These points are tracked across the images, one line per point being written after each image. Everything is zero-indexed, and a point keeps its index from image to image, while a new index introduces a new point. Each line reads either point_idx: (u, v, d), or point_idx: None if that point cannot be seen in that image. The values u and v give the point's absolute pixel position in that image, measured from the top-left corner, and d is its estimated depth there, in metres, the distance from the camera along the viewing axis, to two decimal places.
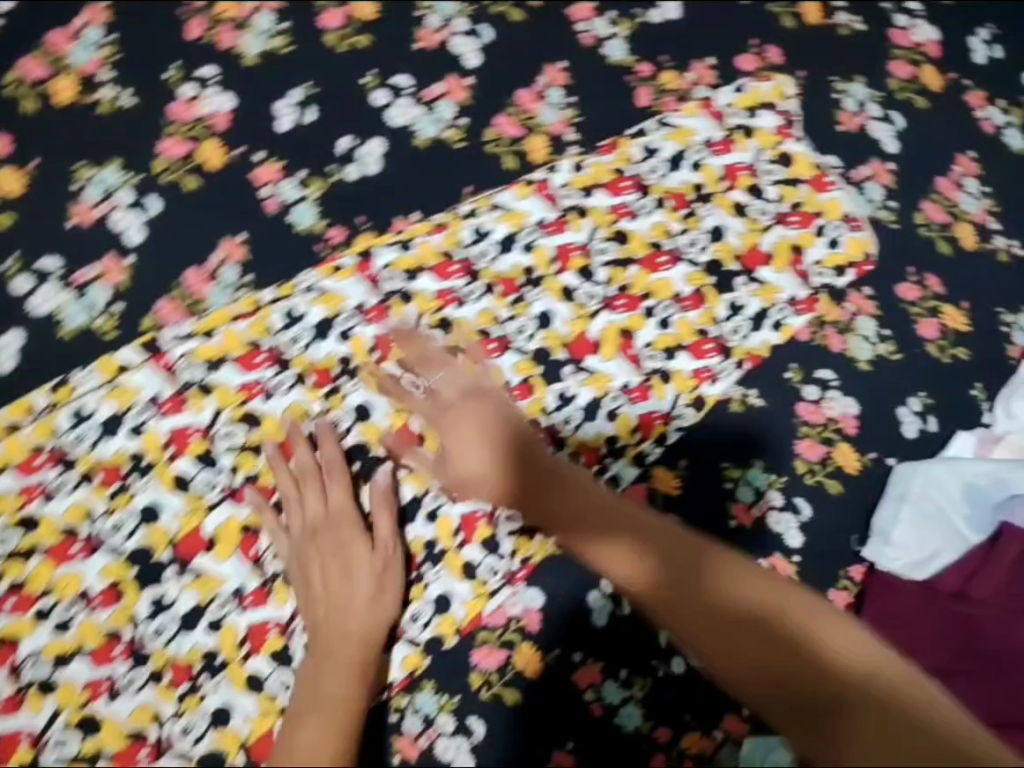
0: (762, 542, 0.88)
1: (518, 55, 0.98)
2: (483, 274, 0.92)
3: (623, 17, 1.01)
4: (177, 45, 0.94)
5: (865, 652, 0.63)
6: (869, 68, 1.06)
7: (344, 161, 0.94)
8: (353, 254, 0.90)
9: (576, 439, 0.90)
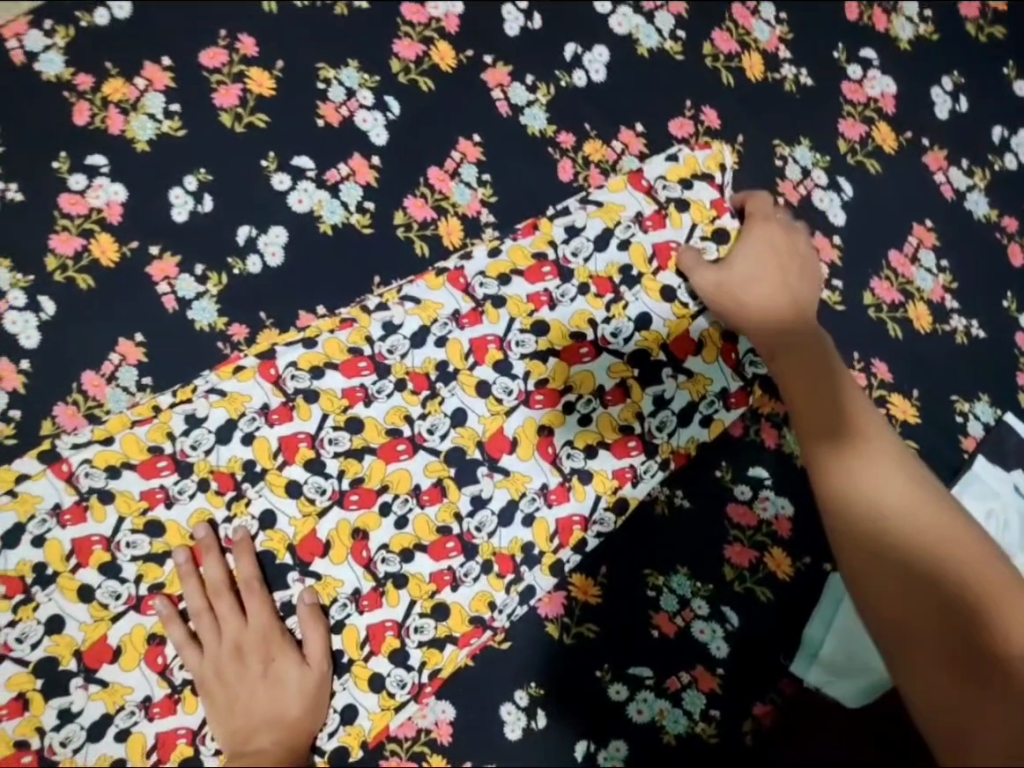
0: (684, 654, 0.86)
1: (428, 132, 0.92)
2: (394, 370, 0.87)
3: (542, 83, 0.94)
4: (65, 130, 0.88)
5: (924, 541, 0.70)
6: (818, 127, 0.96)
7: (246, 252, 0.89)
8: (255, 354, 0.85)
9: (488, 547, 0.85)
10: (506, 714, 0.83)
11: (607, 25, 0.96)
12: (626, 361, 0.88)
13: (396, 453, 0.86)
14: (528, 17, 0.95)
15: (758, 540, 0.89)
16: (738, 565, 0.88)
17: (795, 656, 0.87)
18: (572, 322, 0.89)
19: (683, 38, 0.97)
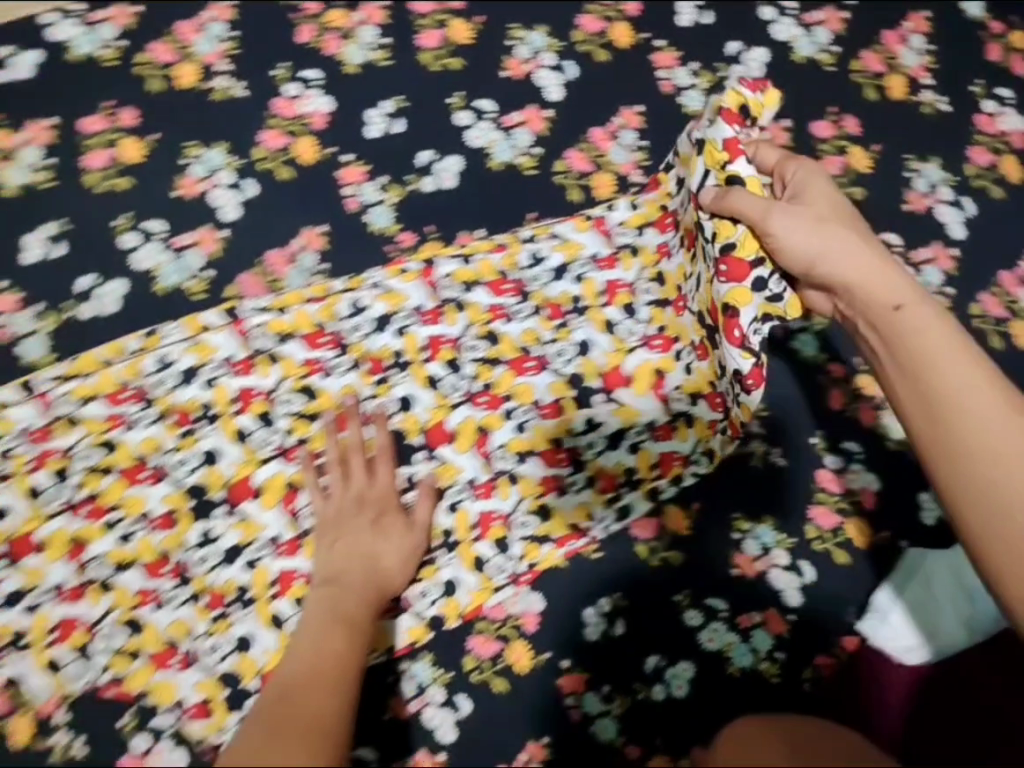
0: (760, 594, 0.91)
1: (597, 97, 1.04)
2: (534, 296, 0.96)
3: (704, 71, 1.06)
4: (290, 46, 1.03)
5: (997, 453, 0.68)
6: (948, 147, 1.05)
7: (422, 172, 1.01)
8: (418, 260, 0.95)
9: (595, 463, 0.93)
10: (587, 614, 0.89)
11: (769, 30, 1.08)
12: (699, 323, 0.93)
13: (524, 368, 0.94)
14: (700, 14, 1.08)
15: (842, 506, 0.94)
16: (821, 526, 0.94)
17: (865, 615, 0.91)
18: (677, 275, 0.96)
19: (836, 51, 1.08)
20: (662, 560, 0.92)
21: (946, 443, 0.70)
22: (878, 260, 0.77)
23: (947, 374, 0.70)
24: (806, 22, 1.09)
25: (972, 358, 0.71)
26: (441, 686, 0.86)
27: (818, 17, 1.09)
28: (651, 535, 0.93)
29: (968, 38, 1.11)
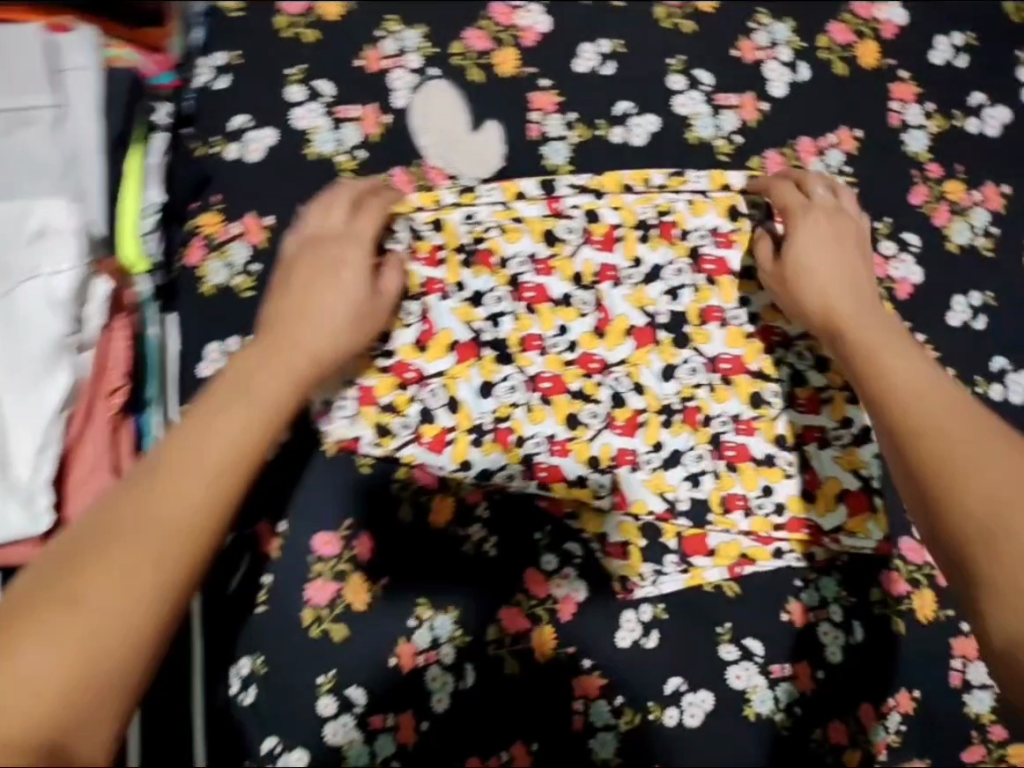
0: (406, 691, 0.80)
1: (479, 105, 0.86)
2: (281, 150, 0.84)
3: (581, 123, 0.86)
4: (250, 30, 0.85)
5: (925, 394, 0.70)
6: (971, 167, 0.89)
7: (230, 138, 0.83)
8: (227, 168, 0.83)
9: (298, 526, 0.81)
10: (332, 734, 0.79)
11: (670, 100, 0.87)
12: (466, 306, 0.83)
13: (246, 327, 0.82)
14: (602, 63, 0.87)
15: (538, 612, 0.82)
16: (505, 628, 0.82)
17: (644, 735, 0.81)
18: (446, 275, 0.83)
19: (739, 143, 0.87)
20: (444, 697, 0.80)
21: (943, 483, 0.64)
22: (887, 337, 0.75)
23: (957, 439, 0.65)
24: (755, 56, 0.88)
25: (978, 418, 0.67)
26: None
27: (731, 99, 0.87)
28: (406, 671, 0.80)
29: (953, 99, 0.90)
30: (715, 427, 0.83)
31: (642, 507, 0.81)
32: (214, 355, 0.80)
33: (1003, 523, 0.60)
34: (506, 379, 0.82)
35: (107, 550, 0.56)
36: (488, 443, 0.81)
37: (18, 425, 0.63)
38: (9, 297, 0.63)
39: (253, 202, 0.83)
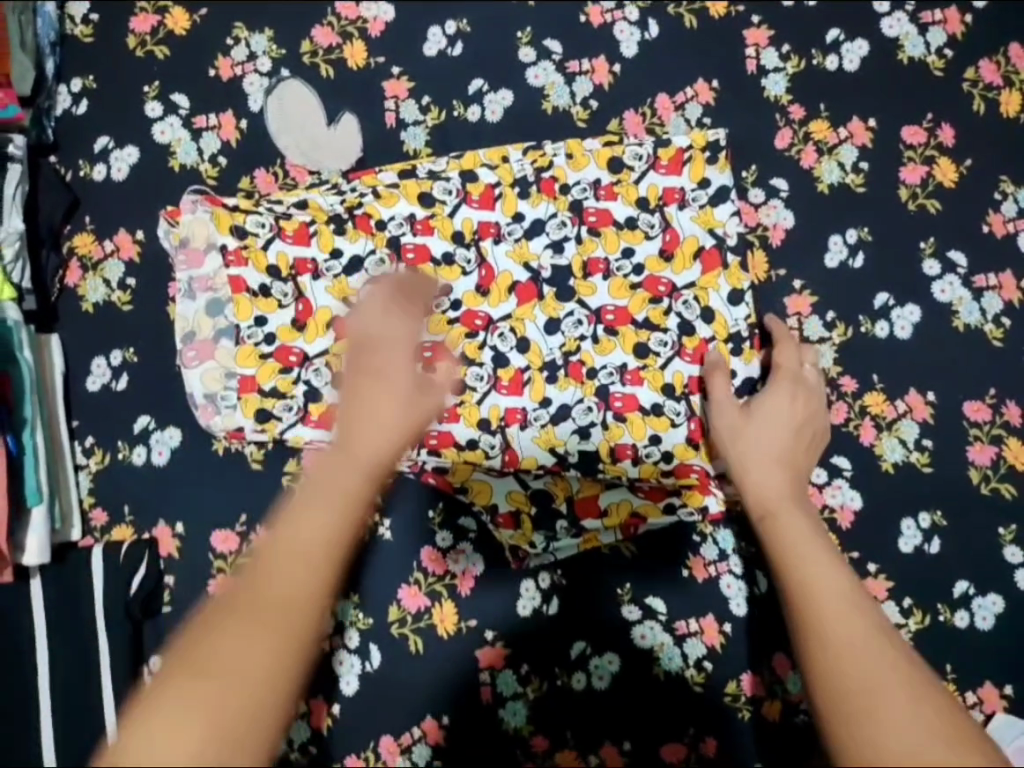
0: (315, 677, 0.81)
1: (335, 99, 0.87)
2: (145, 165, 0.86)
3: (435, 107, 0.88)
4: (106, 53, 0.88)
5: (798, 534, 0.60)
6: (833, 103, 0.88)
7: (96, 160, 0.86)
8: (95, 188, 0.86)
9: (190, 528, 0.82)
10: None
11: (522, 73, 0.88)
12: (342, 281, 0.83)
13: (126, 338, 0.84)
14: (450, 44, 0.88)
15: (437, 589, 0.82)
16: (406, 608, 0.82)
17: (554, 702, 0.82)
18: (318, 247, 0.83)
19: (594, 107, 0.88)
20: (353, 679, 0.81)
21: (809, 605, 0.52)
22: (790, 486, 0.71)
23: (822, 569, 0.55)
24: (603, 19, 0.89)
25: (790, 491, 0.70)
26: None
27: (583, 64, 0.88)
28: (313, 657, 0.81)
29: (808, 38, 0.89)
30: (601, 379, 0.83)
31: (534, 463, 0.82)
32: (101, 367, 0.83)
33: (828, 621, 0.50)
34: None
35: (278, 620, 0.41)
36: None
37: None
38: None
39: (123, 219, 0.85)
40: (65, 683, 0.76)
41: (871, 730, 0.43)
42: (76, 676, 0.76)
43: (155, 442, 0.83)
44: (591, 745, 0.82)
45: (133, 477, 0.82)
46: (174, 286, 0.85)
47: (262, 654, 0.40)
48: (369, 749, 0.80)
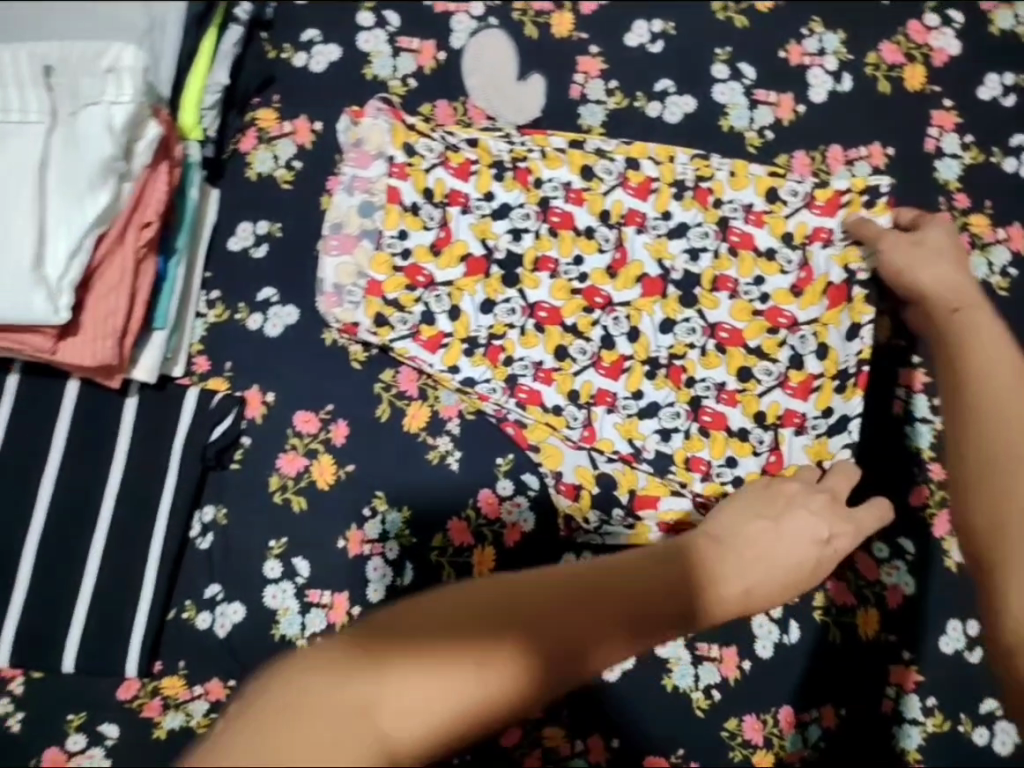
0: (346, 576, 0.84)
1: (531, 58, 0.91)
2: (342, 65, 0.90)
3: (620, 92, 0.91)
4: None
5: (998, 357, 0.68)
6: (997, 204, 0.89)
7: (299, 48, 0.90)
8: (290, 72, 0.90)
9: (279, 402, 0.85)
10: (269, 599, 0.83)
11: (711, 86, 0.91)
12: (487, 223, 0.87)
13: (276, 213, 0.88)
14: (652, 40, 0.91)
15: (482, 531, 0.84)
16: (450, 539, 0.84)
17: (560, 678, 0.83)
18: (476, 185, 0.87)
19: (768, 138, 0.90)
20: (380, 589, 0.83)
21: (968, 468, 0.63)
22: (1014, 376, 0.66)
23: (961, 413, 0.66)
24: (802, 60, 0.91)
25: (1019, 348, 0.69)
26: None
27: (770, 96, 0.91)
28: (351, 557, 0.84)
29: (992, 136, 0.90)
30: (698, 390, 0.85)
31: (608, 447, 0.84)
32: (245, 231, 0.88)
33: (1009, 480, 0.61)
34: (507, 301, 0.86)
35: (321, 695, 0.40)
36: (479, 355, 0.85)
37: (57, 230, 0.67)
38: (74, 119, 0.68)
39: (306, 107, 0.90)
40: (127, 498, 0.81)
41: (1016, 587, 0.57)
42: (140, 498, 0.81)
43: (272, 315, 0.87)
44: (581, 729, 0.82)
45: (242, 338, 0.86)
46: (332, 180, 0.89)
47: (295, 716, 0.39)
48: None
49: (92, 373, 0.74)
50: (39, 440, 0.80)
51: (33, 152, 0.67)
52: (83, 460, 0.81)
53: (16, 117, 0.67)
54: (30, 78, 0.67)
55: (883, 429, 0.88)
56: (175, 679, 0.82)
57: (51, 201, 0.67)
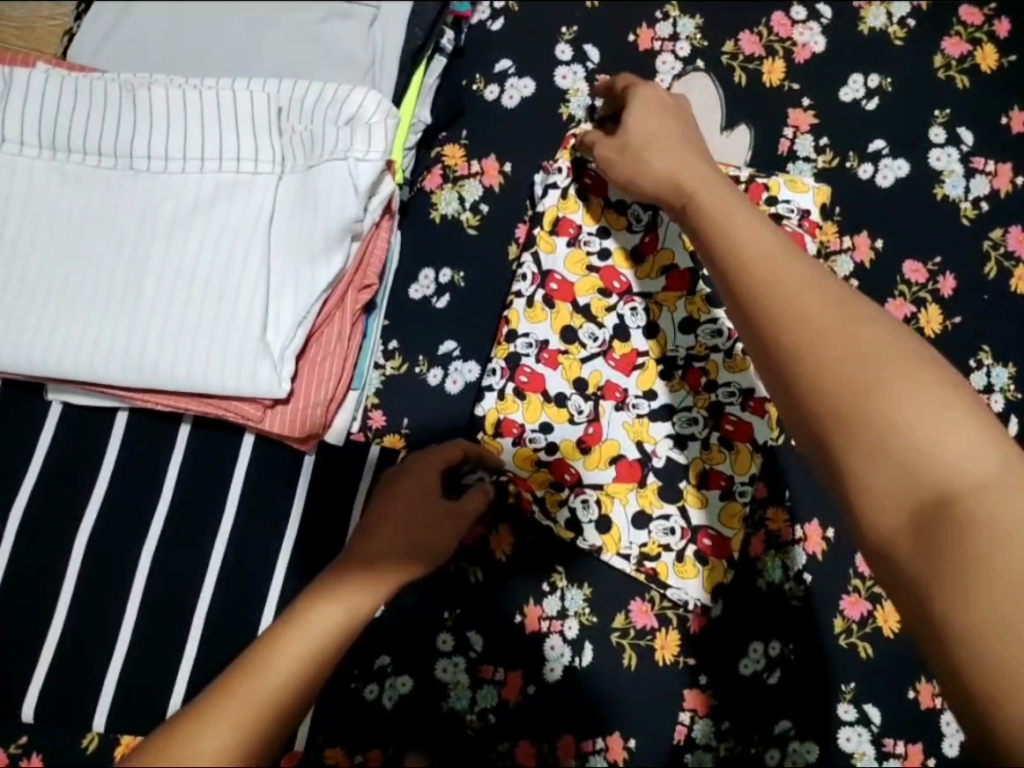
0: (522, 652, 0.80)
1: (739, 105, 0.85)
2: (536, 101, 0.84)
3: (831, 151, 0.85)
4: None
5: (841, 334, 0.49)
6: None
7: (492, 79, 0.85)
8: (481, 105, 0.84)
9: None
10: (440, 672, 0.79)
11: (927, 150, 0.85)
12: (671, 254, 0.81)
13: (461, 258, 0.82)
14: (867, 96, 0.86)
15: (665, 612, 0.81)
16: (633, 621, 0.80)
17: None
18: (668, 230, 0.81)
19: (984, 210, 0.85)
20: (556, 668, 0.80)
21: (862, 418, 0.47)
22: (872, 330, 0.50)
23: (898, 405, 0.46)
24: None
25: (945, 389, 0.48)
26: (156, 597, 0.72)
27: (988, 164, 0.85)
28: (528, 632, 0.80)
29: None
30: (716, 395, 0.79)
31: (613, 449, 0.80)
32: (427, 279, 0.82)
33: (877, 375, 0.48)
34: (712, 322, 0.80)
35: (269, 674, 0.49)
36: (678, 381, 0.80)
37: (285, 293, 0.60)
38: (310, 170, 0.61)
39: (496, 144, 0.84)
40: (301, 567, 0.74)
41: (911, 414, 0.46)
42: (311, 563, 0.74)
43: (454, 370, 0.81)
44: None
45: (421, 393, 0.81)
46: (522, 227, 0.83)
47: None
48: (546, 743, 0.79)
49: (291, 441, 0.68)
50: (212, 496, 0.75)
51: (265, 205, 0.61)
52: (258, 521, 0.75)
53: (249, 166, 0.61)
54: (266, 125, 0.62)
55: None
56: (337, 751, 0.77)
57: (279, 260, 0.61)
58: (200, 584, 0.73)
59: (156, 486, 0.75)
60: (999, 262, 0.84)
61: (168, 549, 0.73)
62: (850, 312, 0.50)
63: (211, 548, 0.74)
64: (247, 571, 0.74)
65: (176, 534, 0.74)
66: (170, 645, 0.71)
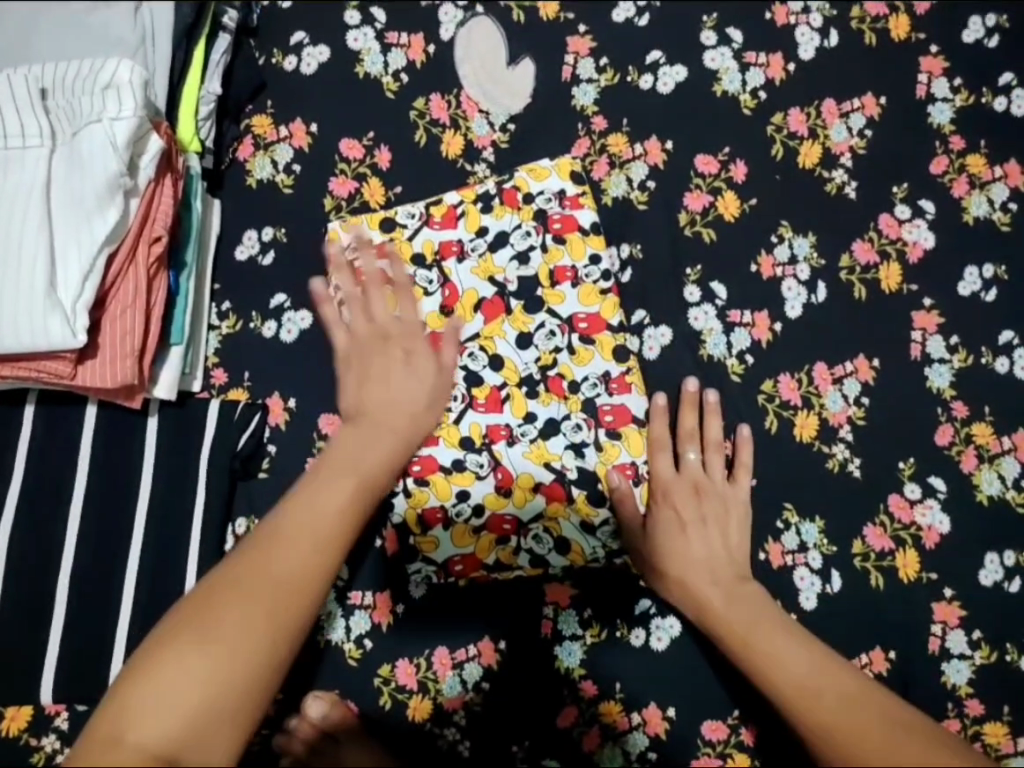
0: (386, 575, 0.84)
1: (520, 41, 0.92)
2: (333, 64, 0.91)
3: (612, 68, 0.92)
4: None
5: (717, 578, 0.77)
6: (997, 140, 0.89)
7: (289, 51, 0.91)
8: (282, 77, 0.91)
9: (300, 413, 0.85)
10: None
11: (701, 53, 0.92)
12: (488, 263, 0.85)
13: (279, 216, 0.88)
14: (639, 14, 0.93)
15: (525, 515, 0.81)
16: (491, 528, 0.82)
17: (609, 653, 0.82)
18: (474, 273, 0.85)
19: (763, 98, 0.91)
20: (421, 584, 0.83)
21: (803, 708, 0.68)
22: (737, 580, 0.77)
23: (792, 652, 0.71)
24: (788, 20, 0.93)
25: (765, 605, 0.75)
26: (25, 562, 0.78)
27: (760, 58, 0.92)
28: (389, 555, 0.84)
29: (983, 77, 0.91)
30: (585, 389, 0.83)
31: (528, 482, 0.81)
32: (251, 239, 0.87)
33: (750, 639, 0.72)
34: (542, 326, 0.84)
35: (222, 622, 0.59)
36: (544, 394, 0.83)
37: (68, 250, 0.67)
38: (76, 138, 0.68)
39: (300, 108, 0.90)
40: (157, 521, 0.80)
41: (821, 699, 0.68)
42: (168, 512, 0.80)
43: (286, 320, 0.86)
44: (637, 702, 0.80)
45: (259, 346, 0.86)
46: (335, 180, 0.88)
47: (195, 684, 0.56)
48: (422, 656, 0.82)
49: (113, 395, 0.73)
50: (63, 467, 0.80)
51: (37, 175, 0.68)
52: (112, 482, 0.80)
53: (17, 142, 0.68)
54: (28, 104, 0.68)
55: (904, 372, 0.86)
56: None
57: (58, 221, 0.67)
58: (63, 545, 0.79)
59: (11, 461, 0.80)
60: (784, 143, 0.90)
61: (30, 516, 0.79)
62: (736, 601, 0.75)
63: (72, 511, 0.80)
64: (108, 529, 0.79)
65: (36, 503, 0.79)
66: (39, 605, 0.77)
